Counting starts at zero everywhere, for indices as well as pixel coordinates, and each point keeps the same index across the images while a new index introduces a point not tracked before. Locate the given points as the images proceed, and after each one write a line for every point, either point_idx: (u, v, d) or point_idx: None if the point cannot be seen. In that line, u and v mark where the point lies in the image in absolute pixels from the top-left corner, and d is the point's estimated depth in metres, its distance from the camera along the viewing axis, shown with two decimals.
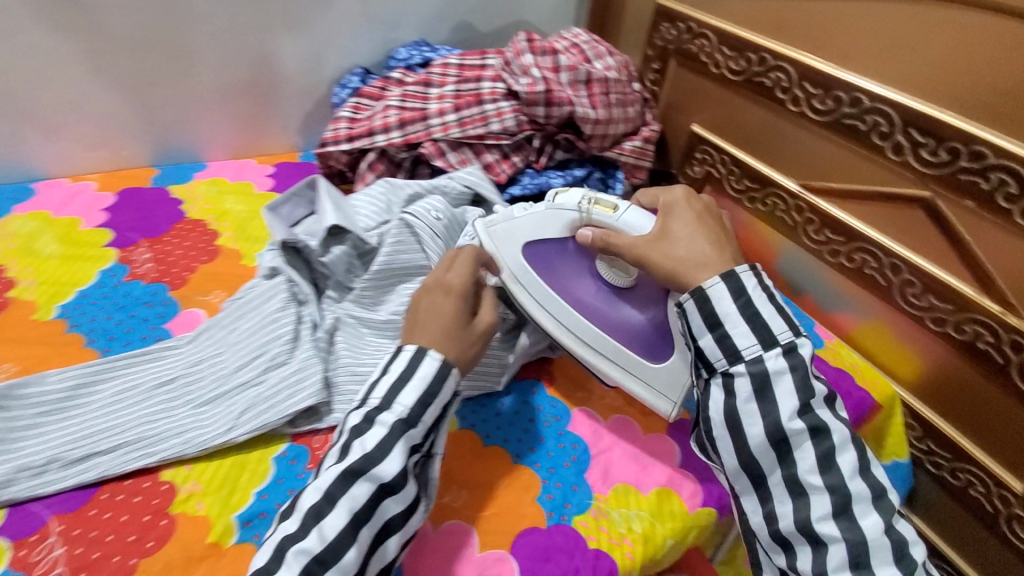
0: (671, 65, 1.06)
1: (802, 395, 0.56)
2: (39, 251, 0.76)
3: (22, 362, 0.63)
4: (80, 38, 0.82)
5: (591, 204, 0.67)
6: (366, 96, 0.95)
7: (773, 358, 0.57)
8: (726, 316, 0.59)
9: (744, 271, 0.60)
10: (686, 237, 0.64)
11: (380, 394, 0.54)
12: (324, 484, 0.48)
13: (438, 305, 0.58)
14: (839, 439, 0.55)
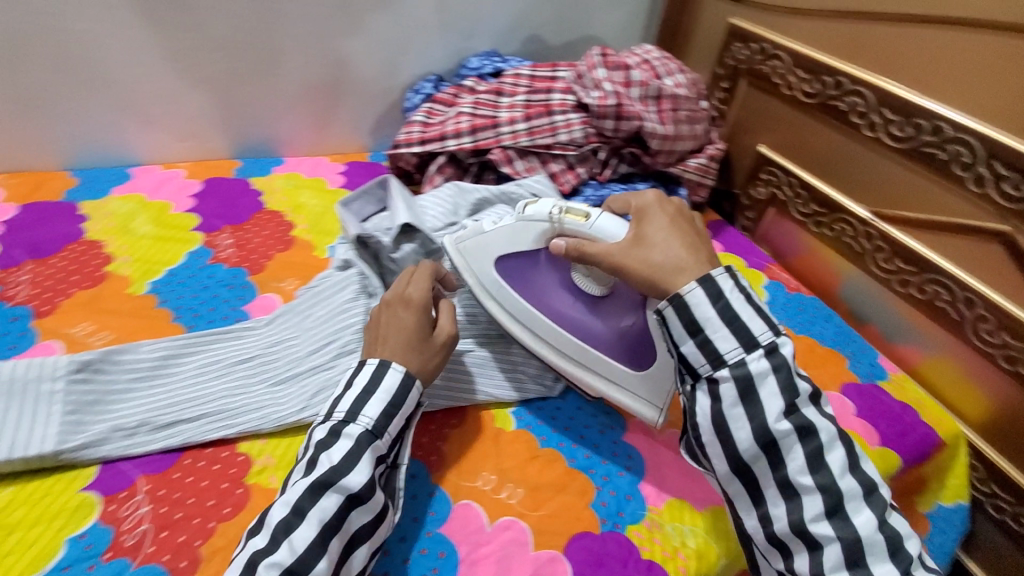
0: (741, 86, 1.06)
1: (787, 395, 0.51)
2: (134, 230, 0.82)
3: (118, 332, 0.68)
4: (183, 35, 0.87)
5: (562, 213, 0.63)
6: (439, 102, 0.98)
7: (757, 359, 0.52)
8: (706, 321, 0.53)
9: (720, 274, 0.54)
10: (662, 241, 0.58)
11: (345, 407, 0.54)
12: (292, 498, 0.48)
13: (397, 319, 0.60)
14: (825, 436, 0.52)
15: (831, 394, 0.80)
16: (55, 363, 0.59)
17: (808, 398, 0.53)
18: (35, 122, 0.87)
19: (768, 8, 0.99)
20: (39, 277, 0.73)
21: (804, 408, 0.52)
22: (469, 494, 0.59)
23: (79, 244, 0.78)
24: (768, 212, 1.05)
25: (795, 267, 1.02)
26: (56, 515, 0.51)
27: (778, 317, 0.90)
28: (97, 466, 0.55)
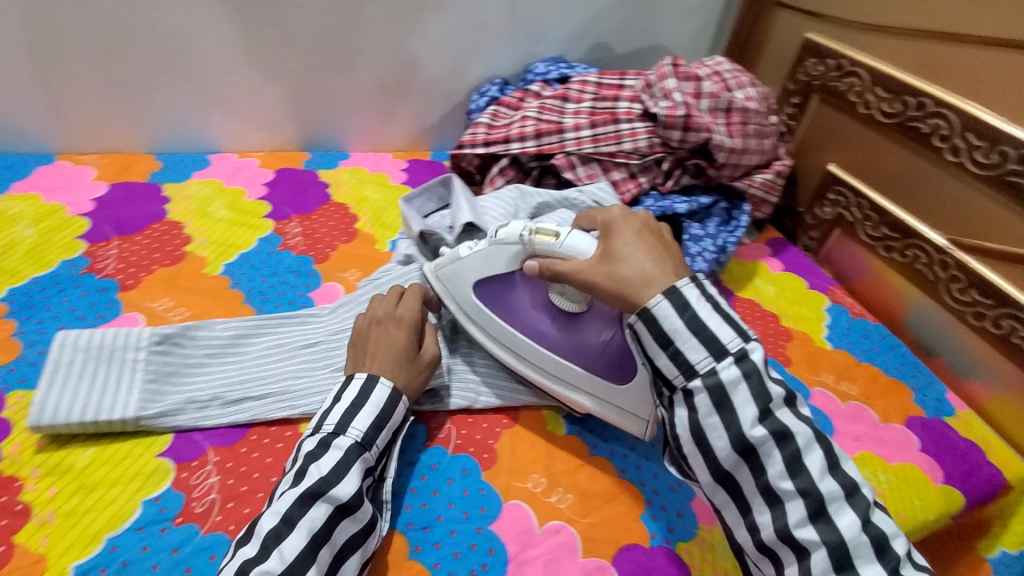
0: (813, 101, 1.03)
1: (760, 402, 0.50)
2: (212, 214, 0.86)
3: (195, 309, 0.72)
4: (268, 30, 0.90)
5: (532, 233, 0.61)
6: (504, 105, 0.99)
7: (726, 367, 0.51)
8: (674, 332, 0.52)
9: (685, 284, 0.54)
10: (629, 254, 0.56)
11: (334, 420, 0.54)
12: (282, 508, 0.48)
13: (387, 336, 0.61)
14: (801, 439, 0.50)
15: (893, 426, 0.77)
16: (139, 334, 0.62)
17: (782, 402, 0.52)
18: (129, 106, 0.92)
19: (850, 23, 0.96)
20: (125, 253, 0.77)
21: (778, 412, 0.51)
22: (519, 494, 0.59)
23: (162, 224, 0.82)
24: (834, 234, 1.02)
25: (859, 291, 0.98)
26: (133, 477, 0.54)
27: (839, 342, 0.87)
28: (172, 434, 0.58)
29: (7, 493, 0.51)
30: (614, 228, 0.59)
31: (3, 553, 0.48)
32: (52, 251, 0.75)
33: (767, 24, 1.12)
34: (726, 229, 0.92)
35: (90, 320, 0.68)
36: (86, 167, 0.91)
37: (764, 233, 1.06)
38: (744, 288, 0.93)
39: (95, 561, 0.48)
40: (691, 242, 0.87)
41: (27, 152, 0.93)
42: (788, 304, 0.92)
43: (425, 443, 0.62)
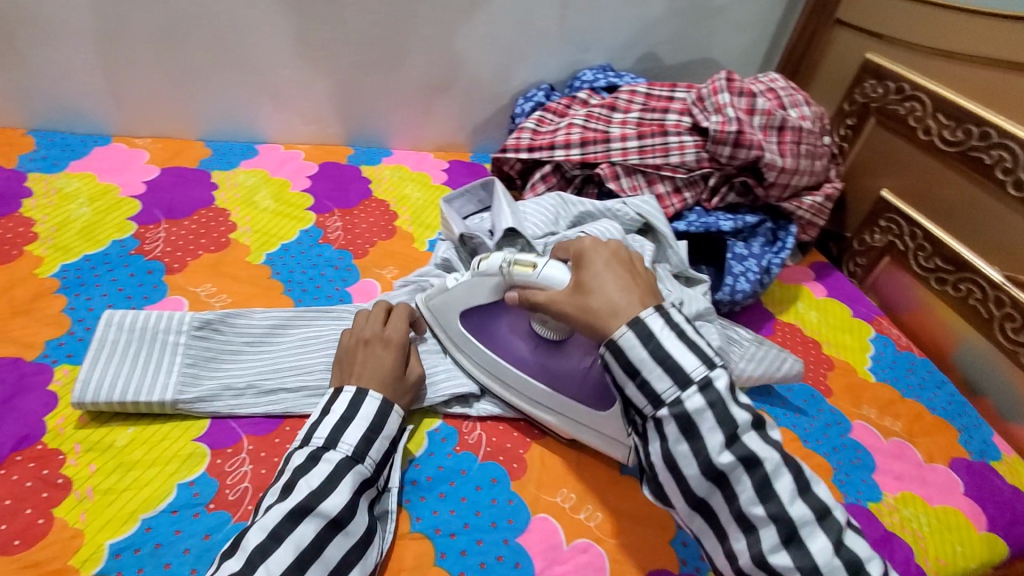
0: (869, 124, 1.00)
1: (725, 427, 0.47)
2: (257, 203, 0.88)
3: (236, 297, 0.73)
4: (324, 26, 0.91)
5: (510, 264, 0.60)
6: (550, 111, 0.99)
7: (691, 396, 0.47)
8: (641, 362, 0.49)
9: (650, 313, 0.50)
10: (598, 286, 0.53)
11: (324, 433, 0.52)
12: (269, 522, 0.46)
13: (375, 356, 0.59)
14: (770, 464, 0.47)
15: (937, 467, 0.73)
16: (181, 318, 0.63)
17: (750, 425, 0.48)
18: (184, 93, 0.94)
19: (913, 45, 0.92)
20: (173, 237, 0.79)
21: (746, 437, 0.47)
22: (547, 508, 0.58)
23: (209, 211, 0.84)
24: (883, 261, 0.98)
25: (907, 323, 0.95)
26: (169, 460, 0.55)
27: (883, 375, 0.83)
28: (208, 419, 0.59)
29: (50, 466, 0.53)
30: (583, 255, 0.56)
31: (43, 526, 0.49)
32: (104, 231, 0.77)
33: (825, 41, 1.08)
34: (771, 250, 0.89)
35: (137, 301, 0.69)
36: (140, 150, 0.94)
37: (808, 256, 1.03)
38: (785, 313, 0.91)
39: (129, 541, 0.49)
40: (735, 261, 0.85)
41: (86, 133, 0.96)
42: (830, 332, 0.89)
43: (455, 447, 0.61)
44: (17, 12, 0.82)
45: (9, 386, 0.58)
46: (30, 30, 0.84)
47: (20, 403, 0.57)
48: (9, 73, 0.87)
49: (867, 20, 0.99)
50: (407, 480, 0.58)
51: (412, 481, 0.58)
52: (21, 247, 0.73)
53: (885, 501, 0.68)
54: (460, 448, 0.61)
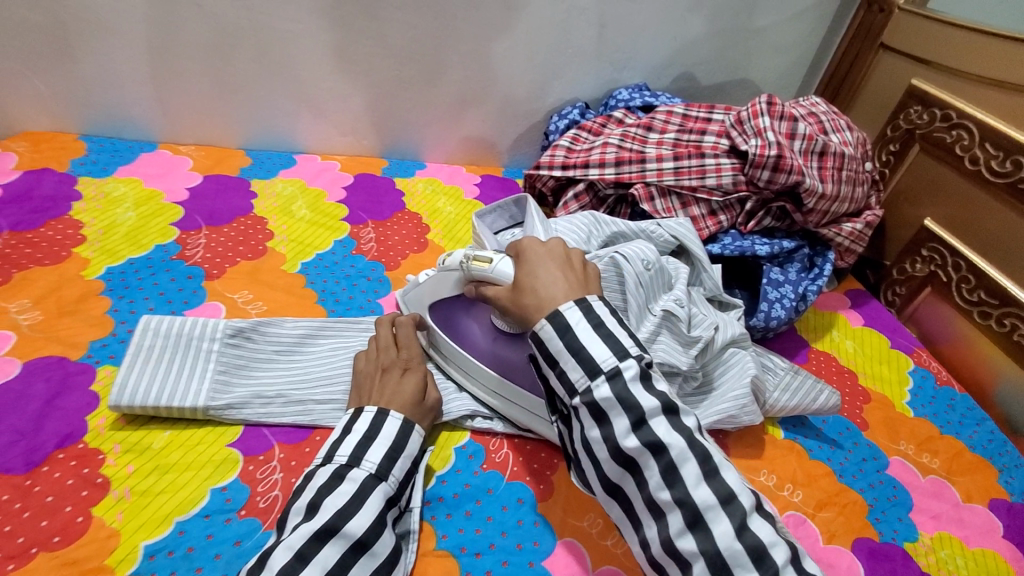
0: (913, 150, 0.97)
1: (631, 412, 0.44)
2: (294, 213, 0.89)
3: (272, 304, 0.74)
4: (365, 42, 0.93)
5: (467, 260, 0.58)
6: (585, 129, 0.99)
7: (600, 386, 0.45)
8: (558, 353, 0.47)
9: (569, 307, 0.48)
10: (531, 281, 0.52)
11: (347, 451, 0.52)
12: (296, 542, 0.45)
13: (393, 382, 0.60)
14: (676, 449, 0.44)
15: (975, 507, 0.69)
16: (214, 325, 0.64)
17: (659, 410, 0.45)
18: (229, 103, 0.97)
19: (962, 72, 0.90)
20: (213, 243, 0.80)
21: (653, 422, 0.44)
22: (573, 532, 0.57)
23: (248, 218, 0.86)
24: (924, 292, 0.95)
25: (946, 356, 0.91)
26: (204, 464, 0.56)
27: (921, 410, 0.80)
28: (241, 426, 0.60)
29: (90, 465, 0.54)
30: (519, 248, 0.55)
31: (81, 524, 0.50)
32: (148, 235, 0.80)
33: (868, 64, 1.06)
34: (807, 277, 0.88)
35: (177, 306, 0.71)
36: (184, 157, 0.96)
37: (844, 282, 1.01)
38: (820, 341, 0.88)
39: (164, 543, 0.50)
40: (771, 287, 0.83)
41: (134, 139, 1.00)
42: (866, 362, 0.86)
43: (481, 465, 0.61)
44: (77, 23, 0.85)
45: (54, 385, 0.59)
46: (87, 40, 0.87)
47: (63, 402, 0.58)
48: (67, 81, 0.91)
49: (913, 46, 0.97)
50: (434, 497, 0.58)
51: (439, 497, 0.58)
52: (70, 248, 0.75)
53: (922, 541, 0.65)
54: (486, 466, 0.61)
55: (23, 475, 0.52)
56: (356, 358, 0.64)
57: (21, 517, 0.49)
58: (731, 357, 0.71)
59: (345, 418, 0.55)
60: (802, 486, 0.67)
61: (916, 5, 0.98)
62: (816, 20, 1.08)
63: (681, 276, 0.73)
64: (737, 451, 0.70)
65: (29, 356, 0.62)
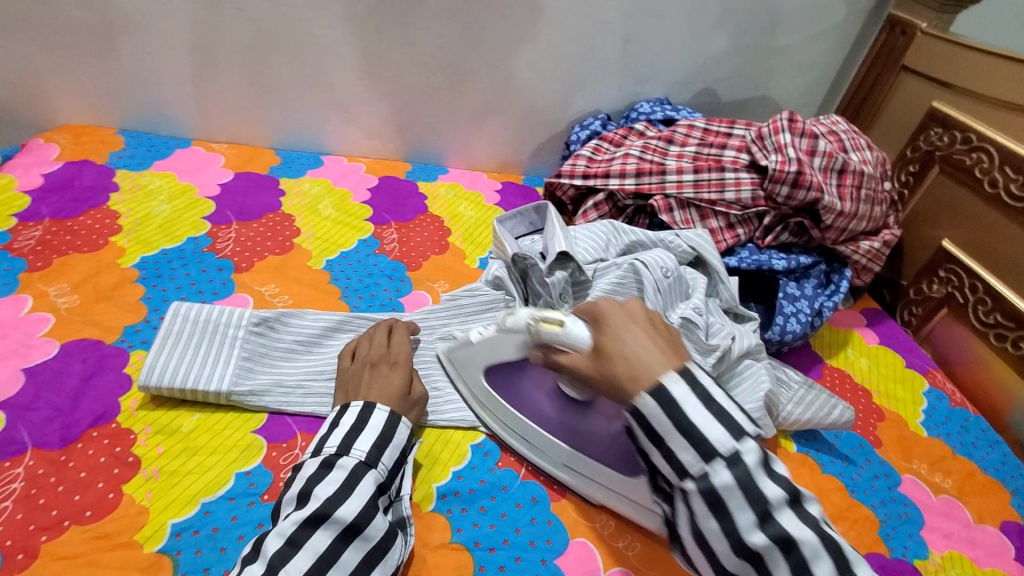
0: (933, 171, 0.98)
1: (756, 505, 0.41)
2: (320, 211, 0.92)
3: (297, 298, 0.76)
4: (395, 49, 0.96)
5: (535, 322, 0.54)
6: (607, 140, 1.01)
7: (718, 472, 0.42)
8: (666, 432, 0.44)
9: (673, 378, 0.44)
10: (621, 347, 0.47)
11: (335, 442, 0.53)
12: (287, 529, 0.47)
13: (382, 376, 0.61)
14: (809, 546, 0.41)
15: (986, 528, 0.69)
16: (240, 314, 0.66)
17: (784, 500, 0.42)
18: (262, 104, 1.00)
19: (984, 97, 0.90)
20: (242, 237, 0.83)
21: (780, 515, 0.41)
22: (585, 532, 0.58)
23: (276, 215, 0.88)
24: (941, 313, 0.95)
25: (961, 378, 0.91)
26: (230, 449, 0.57)
27: (935, 430, 0.80)
28: (266, 414, 0.62)
29: (121, 444, 0.56)
30: (595, 310, 0.51)
31: (112, 500, 0.52)
32: (181, 227, 0.82)
33: (889, 85, 1.07)
34: (822, 293, 0.88)
35: (207, 295, 0.73)
36: (216, 154, 0.99)
37: (860, 301, 1.01)
38: (834, 357, 0.89)
39: (190, 522, 0.51)
40: (788, 300, 0.84)
41: (170, 135, 1.03)
42: (880, 381, 0.86)
43: (497, 463, 0.62)
44: (123, 23, 0.89)
45: (90, 365, 0.62)
46: (132, 39, 0.91)
47: (98, 382, 0.61)
48: (110, 78, 0.95)
49: (934, 69, 0.98)
50: (450, 490, 0.59)
51: (455, 491, 0.59)
52: (107, 237, 0.78)
53: (932, 558, 0.65)
54: (502, 464, 0.62)
55: (59, 450, 0.54)
56: (342, 356, 0.65)
57: (56, 490, 0.51)
58: (745, 369, 0.72)
59: (334, 414, 0.57)
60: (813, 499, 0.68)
61: (938, 29, 0.98)
62: (839, 41, 1.10)
63: (698, 286, 0.75)
64: None
65: (68, 338, 0.64)
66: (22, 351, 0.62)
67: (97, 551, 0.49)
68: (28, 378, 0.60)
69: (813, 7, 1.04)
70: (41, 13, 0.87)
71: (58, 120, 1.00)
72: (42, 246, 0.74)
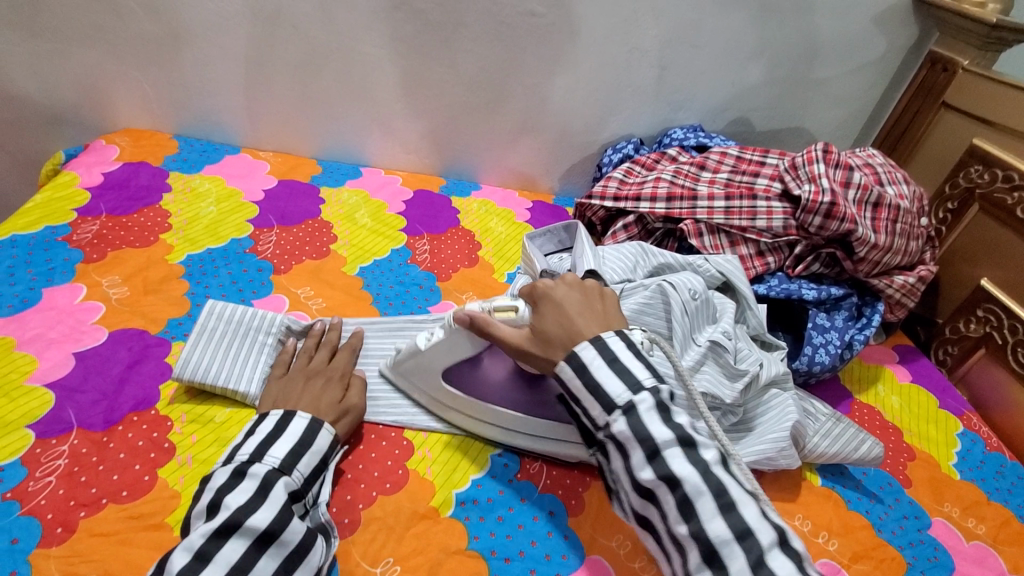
0: (972, 210, 0.96)
1: (644, 444, 0.48)
2: (356, 220, 0.95)
3: (330, 301, 0.79)
4: (438, 70, 0.99)
5: (489, 309, 0.61)
6: (639, 164, 1.03)
7: (617, 420, 0.49)
8: (578, 393, 0.52)
9: (583, 346, 0.52)
10: (562, 322, 0.55)
11: (249, 450, 0.53)
12: (195, 542, 0.45)
13: (316, 388, 0.62)
14: (690, 484, 0.46)
15: None
16: (272, 320, 0.69)
17: (673, 444, 0.47)
18: (309, 117, 1.05)
19: None
20: (283, 241, 0.86)
21: (667, 455, 0.47)
22: (601, 550, 0.57)
23: (315, 222, 0.92)
24: (978, 354, 0.93)
25: (997, 422, 0.88)
26: None
27: (969, 474, 0.77)
28: None
29: (159, 430, 0.58)
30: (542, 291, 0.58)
31: (147, 482, 0.54)
32: (225, 229, 0.86)
33: (928, 121, 1.07)
34: (854, 326, 0.87)
35: (246, 294, 0.76)
36: (263, 161, 1.04)
37: (892, 337, 0.99)
38: (864, 393, 0.87)
39: None
40: (816, 331, 0.83)
41: (221, 142, 1.08)
42: (913, 420, 0.84)
43: (516, 474, 0.63)
44: (187, 36, 0.95)
45: (134, 353, 0.65)
46: (193, 51, 0.97)
47: (141, 369, 0.64)
48: (170, 86, 1.01)
49: (977, 107, 0.97)
50: (468, 498, 0.60)
51: (473, 498, 0.59)
52: (157, 234, 0.83)
53: None
54: (521, 476, 0.63)
55: (101, 432, 0.57)
56: (274, 365, 0.65)
57: (97, 469, 0.54)
58: (772, 399, 0.71)
59: (252, 423, 0.57)
60: (838, 535, 0.66)
61: (981, 66, 0.98)
62: (877, 75, 1.10)
63: (726, 311, 0.75)
64: (772, 492, 0.69)
65: (116, 326, 0.68)
66: (74, 336, 0.65)
67: (130, 530, 0.51)
68: (78, 361, 0.63)
69: (851, 42, 1.05)
70: (113, 23, 0.94)
71: (120, 124, 1.07)
72: (98, 240, 0.79)
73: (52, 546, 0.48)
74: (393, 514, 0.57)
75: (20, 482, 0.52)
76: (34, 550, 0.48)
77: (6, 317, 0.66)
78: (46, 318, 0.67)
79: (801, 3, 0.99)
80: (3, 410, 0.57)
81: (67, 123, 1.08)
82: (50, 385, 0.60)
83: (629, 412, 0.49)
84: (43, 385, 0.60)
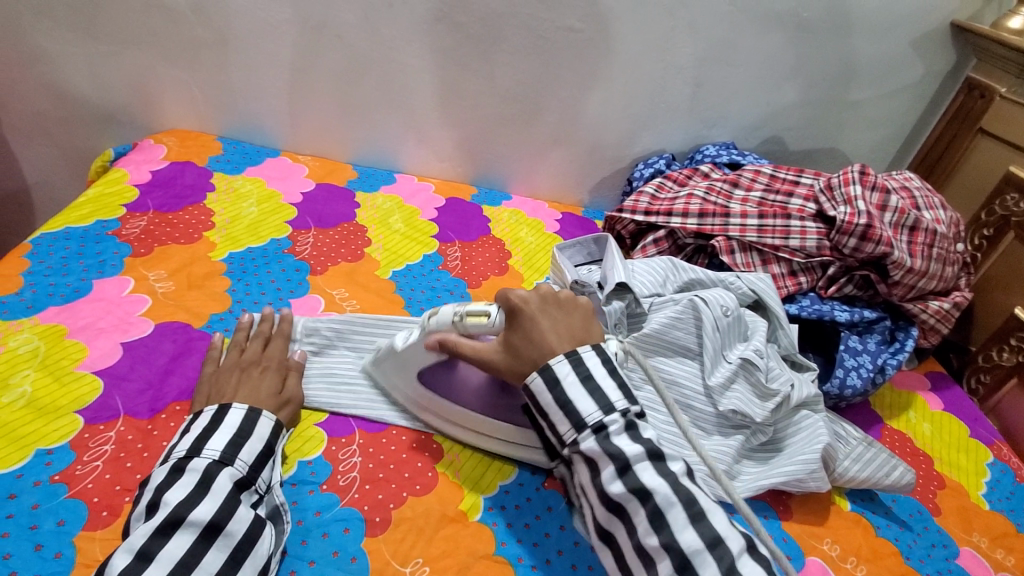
0: (1008, 237, 0.95)
1: (615, 458, 0.50)
2: (390, 225, 0.97)
3: (364, 304, 0.80)
4: (475, 81, 1.01)
5: (461, 316, 0.59)
6: (671, 179, 1.03)
7: (586, 438, 0.51)
8: (547, 407, 0.53)
9: (559, 360, 0.54)
10: (534, 337, 0.56)
11: (185, 446, 0.53)
12: (136, 543, 0.45)
13: (252, 379, 0.62)
14: (661, 495, 0.48)
15: None
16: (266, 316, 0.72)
17: (643, 458, 0.49)
18: (348, 123, 1.07)
19: None
20: (320, 244, 0.89)
21: (639, 469, 0.49)
22: None
23: (351, 225, 0.94)
24: (1009, 383, 0.91)
25: None
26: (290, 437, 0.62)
27: (998, 505, 0.75)
28: (325, 413, 0.65)
29: None
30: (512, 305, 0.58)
31: None
32: (265, 229, 0.89)
33: (965, 147, 1.06)
34: (886, 349, 0.86)
35: (284, 294, 0.78)
36: (301, 165, 1.06)
37: (925, 363, 0.97)
38: (895, 419, 0.85)
39: None
40: (848, 354, 0.82)
41: (262, 145, 1.11)
42: (943, 448, 0.82)
43: (543, 483, 0.63)
44: (237, 42, 0.98)
45: (179, 346, 0.67)
46: (241, 56, 1.00)
47: (185, 362, 0.66)
48: (217, 89, 1.05)
49: (1013, 133, 0.96)
50: (497, 503, 0.60)
51: (501, 504, 0.60)
52: (200, 232, 0.85)
53: None
54: (548, 485, 0.63)
55: (147, 420, 0.59)
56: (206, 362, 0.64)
57: (142, 456, 0.56)
58: (803, 420, 0.71)
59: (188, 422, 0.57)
60: (866, 560, 0.65)
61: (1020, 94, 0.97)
62: (914, 98, 1.09)
63: (758, 329, 0.75)
64: (798, 514, 0.68)
65: (160, 319, 0.70)
66: (122, 327, 0.68)
67: None
68: (125, 351, 0.65)
69: (890, 64, 1.04)
70: (167, 28, 0.98)
71: (167, 124, 1.10)
72: (145, 235, 0.82)
73: (97, 529, 0.50)
74: (422, 514, 0.58)
75: (68, 465, 0.54)
76: (79, 532, 0.50)
77: (59, 305, 0.69)
78: (96, 309, 0.70)
79: (838, 25, 0.99)
80: (53, 395, 0.59)
81: (117, 123, 1.12)
82: (99, 372, 0.62)
83: (598, 432, 0.51)
84: (93, 372, 0.62)
